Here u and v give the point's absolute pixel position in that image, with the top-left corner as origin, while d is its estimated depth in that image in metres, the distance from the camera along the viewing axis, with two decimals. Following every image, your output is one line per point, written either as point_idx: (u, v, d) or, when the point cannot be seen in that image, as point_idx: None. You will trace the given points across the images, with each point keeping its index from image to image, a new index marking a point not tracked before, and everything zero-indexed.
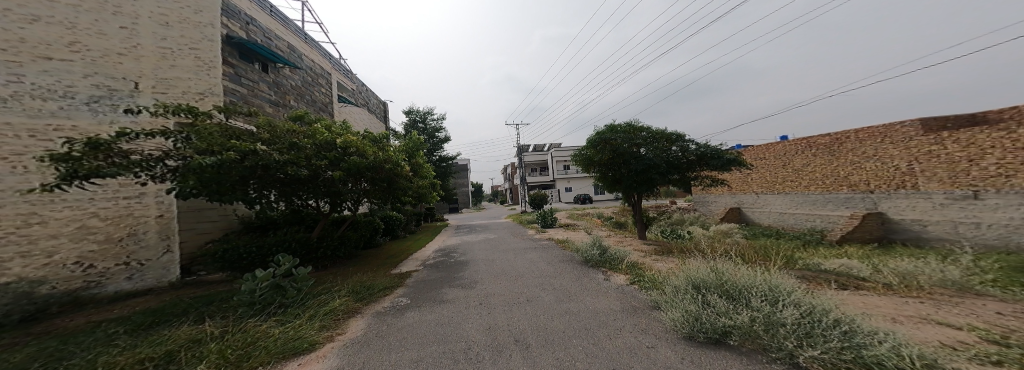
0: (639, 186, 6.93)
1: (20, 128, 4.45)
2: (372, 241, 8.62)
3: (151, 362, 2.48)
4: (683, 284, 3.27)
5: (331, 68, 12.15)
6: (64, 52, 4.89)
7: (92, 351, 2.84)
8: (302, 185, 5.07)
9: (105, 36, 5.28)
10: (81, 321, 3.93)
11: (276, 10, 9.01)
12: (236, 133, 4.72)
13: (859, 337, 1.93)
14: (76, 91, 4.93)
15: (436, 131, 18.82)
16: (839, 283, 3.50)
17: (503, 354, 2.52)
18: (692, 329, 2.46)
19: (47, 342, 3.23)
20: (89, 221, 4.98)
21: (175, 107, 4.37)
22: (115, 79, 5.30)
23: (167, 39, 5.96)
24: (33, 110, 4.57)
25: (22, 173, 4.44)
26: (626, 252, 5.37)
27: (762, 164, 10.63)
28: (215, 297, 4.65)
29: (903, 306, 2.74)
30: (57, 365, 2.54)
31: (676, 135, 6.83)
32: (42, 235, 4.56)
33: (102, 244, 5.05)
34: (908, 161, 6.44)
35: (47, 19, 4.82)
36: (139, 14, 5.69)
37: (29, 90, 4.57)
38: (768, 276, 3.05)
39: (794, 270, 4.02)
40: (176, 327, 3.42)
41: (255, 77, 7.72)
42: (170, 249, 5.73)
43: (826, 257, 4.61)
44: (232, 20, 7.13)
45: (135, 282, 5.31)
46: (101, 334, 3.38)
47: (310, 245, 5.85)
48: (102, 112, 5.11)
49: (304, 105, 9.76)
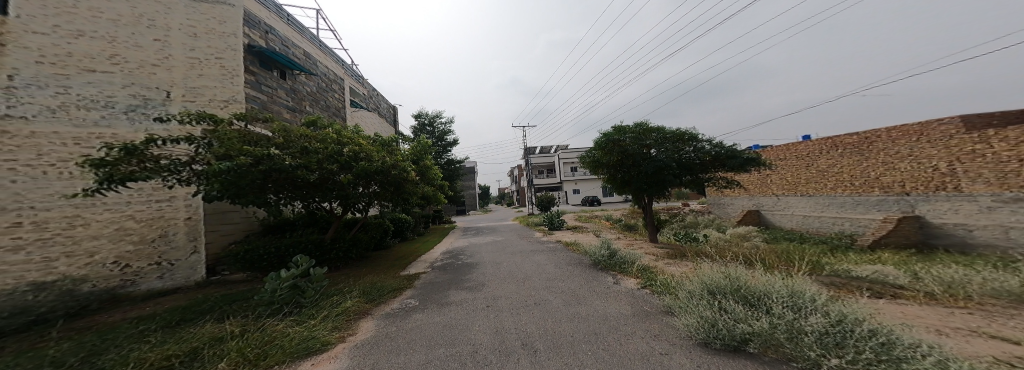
0: (650, 189, 6.69)
1: (66, 137, 4.91)
2: (382, 243, 8.76)
3: (177, 359, 2.58)
4: (697, 289, 3.11)
5: (344, 74, 12.60)
6: (105, 64, 5.35)
7: (128, 346, 2.99)
8: (313, 190, 5.25)
9: (141, 48, 5.74)
10: (118, 317, 4.17)
11: (292, 19, 9.43)
12: (254, 139, 4.95)
13: (899, 350, 1.76)
14: (115, 100, 5.36)
15: (444, 134, 19.03)
16: (873, 291, 3.24)
17: (510, 359, 2.47)
18: (708, 335, 2.32)
19: (85, 337, 3.42)
20: (125, 223, 5.37)
21: (197, 116, 4.68)
22: (149, 89, 5.69)
23: (196, 50, 6.33)
24: (78, 120, 5.04)
25: (68, 178, 4.90)
26: (636, 255, 5.18)
27: (782, 165, 10.13)
28: (238, 297, 4.85)
29: (949, 317, 2.49)
30: (96, 360, 2.68)
31: (690, 135, 6.59)
32: (84, 236, 4.98)
33: (137, 245, 5.43)
34: (948, 161, 5.92)
35: (91, 33, 5.32)
36: (170, 26, 6.13)
37: (75, 100, 5.03)
38: (789, 281, 2.87)
39: (821, 276, 3.76)
40: (201, 325, 3.56)
41: (274, 84, 8.09)
42: (198, 250, 6.01)
43: (857, 263, 4.30)
44: (253, 30, 7.49)
45: (165, 281, 5.62)
46: (134, 330, 3.56)
47: (324, 247, 6.00)
48: (138, 121, 5.52)
49: (318, 110, 10.13)
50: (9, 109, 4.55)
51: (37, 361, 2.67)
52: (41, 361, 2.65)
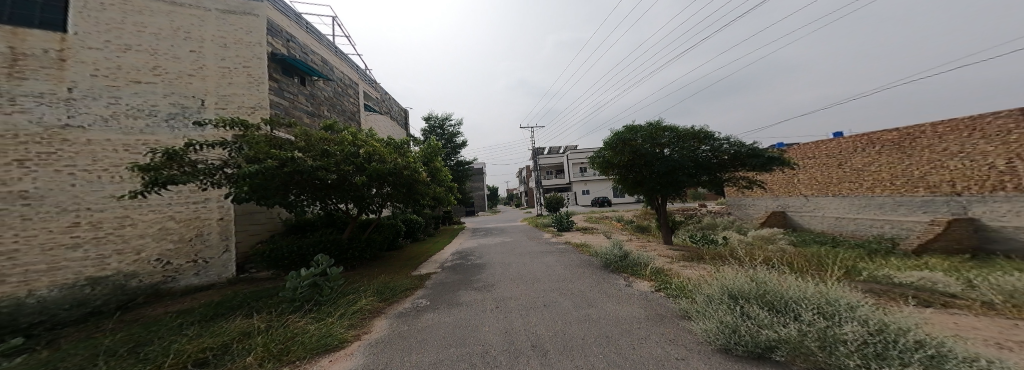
0: (663, 189, 6.46)
1: (118, 143, 5.46)
2: (395, 243, 8.96)
3: (211, 353, 2.73)
4: (717, 293, 2.94)
5: (358, 79, 13.10)
6: (148, 75, 5.87)
7: (169, 337, 3.22)
8: (332, 191, 5.45)
9: (179, 60, 6.23)
10: (160, 311, 4.50)
11: (310, 27, 9.92)
12: (279, 143, 5.21)
13: (952, 363, 1.56)
14: (158, 109, 5.86)
15: (453, 136, 19.32)
16: (920, 299, 2.92)
17: (519, 360, 2.43)
18: (728, 341, 2.18)
19: (132, 328, 3.70)
20: (166, 223, 5.82)
21: (230, 122, 5.01)
22: (187, 97, 6.17)
23: (226, 59, 6.74)
24: (127, 129, 5.57)
25: (118, 182, 5.43)
26: (649, 258, 4.99)
27: (811, 164, 9.50)
28: (264, 293, 5.11)
29: (1014, 330, 2.20)
30: (142, 350, 2.88)
31: (706, 133, 6.32)
32: (132, 234, 5.49)
33: (177, 243, 5.87)
34: (1007, 158, 5.30)
35: (136, 47, 5.86)
36: (204, 38, 6.59)
37: (125, 110, 5.58)
38: (822, 288, 2.64)
39: (858, 282, 3.45)
40: (232, 320, 3.76)
41: (295, 90, 8.54)
42: (229, 248, 6.37)
43: (899, 269, 3.91)
44: (275, 38, 7.94)
45: (201, 278, 6.03)
46: (174, 323, 3.83)
47: (341, 247, 6.22)
48: (177, 128, 5.97)
49: (335, 114, 10.58)
50: (70, 119, 5.16)
51: (92, 349, 2.92)
52: (98, 349, 2.90)
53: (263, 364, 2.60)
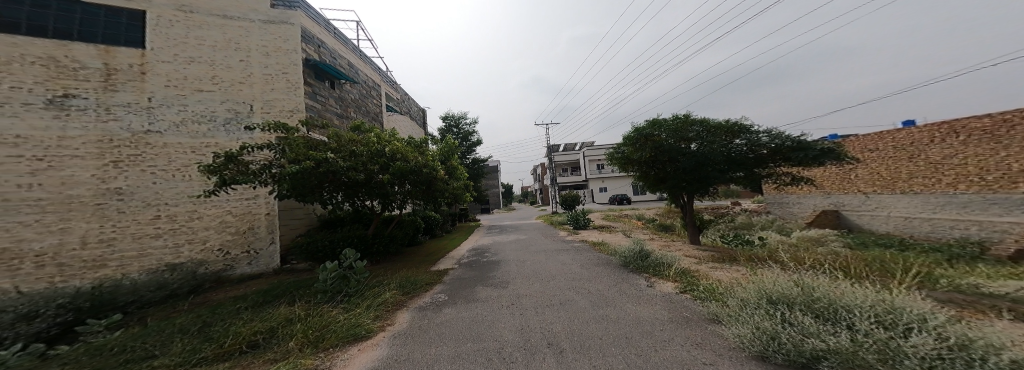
0: (690, 187, 6.04)
1: (187, 147, 6.27)
2: (416, 239, 9.29)
3: (261, 336, 2.99)
4: (754, 298, 2.65)
5: (380, 80, 13.79)
6: (207, 84, 6.66)
7: (228, 320, 3.59)
8: (361, 188, 5.74)
9: (232, 69, 6.99)
10: (221, 296, 5.05)
11: (337, 32, 10.62)
12: (314, 144, 5.62)
13: None
14: (217, 115, 6.63)
15: (469, 134, 19.64)
16: (1018, 314, 2.40)
17: (535, 357, 2.36)
18: (766, 348, 1.95)
19: (198, 310, 4.20)
20: (224, 217, 6.54)
21: (274, 125, 5.49)
22: (239, 103, 6.90)
23: (269, 67, 7.43)
24: (194, 134, 6.37)
25: (188, 180, 6.22)
26: (673, 258, 4.68)
27: (872, 160, 8.33)
28: (303, 283, 5.54)
29: None
30: (207, 329, 3.24)
31: (740, 126, 5.78)
32: (200, 227, 6.27)
33: (234, 235, 6.58)
34: None
35: (199, 59, 6.68)
36: (250, 48, 7.30)
37: (192, 116, 6.39)
38: (885, 296, 2.27)
39: (932, 292, 2.92)
40: (277, 307, 4.11)
41: (326, 93, 9.21)
42: (274, 241, 6.96)
43: (989, 278, 3.27)
44: (308, 45, 8.61)
45: (253, 267, 6.69)
46: (231, 307, 4.27)
47: (367, 241, 6.57)
48: (232, 132, 6.71)
49: (361, 115, 11.25)
50: (150, 126, 6.02)
51: (168, 327, 3.33)
52: (174, 327, 3.31)
53: (303, 349, 2.81)
